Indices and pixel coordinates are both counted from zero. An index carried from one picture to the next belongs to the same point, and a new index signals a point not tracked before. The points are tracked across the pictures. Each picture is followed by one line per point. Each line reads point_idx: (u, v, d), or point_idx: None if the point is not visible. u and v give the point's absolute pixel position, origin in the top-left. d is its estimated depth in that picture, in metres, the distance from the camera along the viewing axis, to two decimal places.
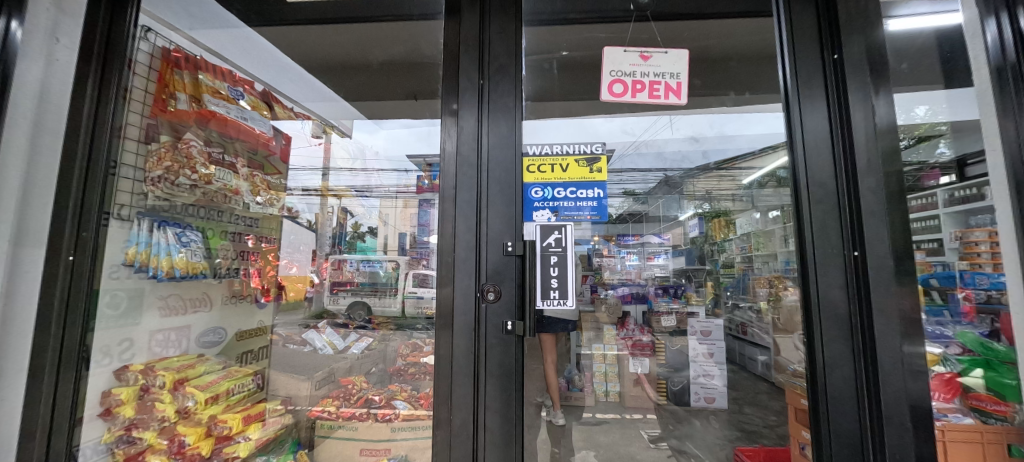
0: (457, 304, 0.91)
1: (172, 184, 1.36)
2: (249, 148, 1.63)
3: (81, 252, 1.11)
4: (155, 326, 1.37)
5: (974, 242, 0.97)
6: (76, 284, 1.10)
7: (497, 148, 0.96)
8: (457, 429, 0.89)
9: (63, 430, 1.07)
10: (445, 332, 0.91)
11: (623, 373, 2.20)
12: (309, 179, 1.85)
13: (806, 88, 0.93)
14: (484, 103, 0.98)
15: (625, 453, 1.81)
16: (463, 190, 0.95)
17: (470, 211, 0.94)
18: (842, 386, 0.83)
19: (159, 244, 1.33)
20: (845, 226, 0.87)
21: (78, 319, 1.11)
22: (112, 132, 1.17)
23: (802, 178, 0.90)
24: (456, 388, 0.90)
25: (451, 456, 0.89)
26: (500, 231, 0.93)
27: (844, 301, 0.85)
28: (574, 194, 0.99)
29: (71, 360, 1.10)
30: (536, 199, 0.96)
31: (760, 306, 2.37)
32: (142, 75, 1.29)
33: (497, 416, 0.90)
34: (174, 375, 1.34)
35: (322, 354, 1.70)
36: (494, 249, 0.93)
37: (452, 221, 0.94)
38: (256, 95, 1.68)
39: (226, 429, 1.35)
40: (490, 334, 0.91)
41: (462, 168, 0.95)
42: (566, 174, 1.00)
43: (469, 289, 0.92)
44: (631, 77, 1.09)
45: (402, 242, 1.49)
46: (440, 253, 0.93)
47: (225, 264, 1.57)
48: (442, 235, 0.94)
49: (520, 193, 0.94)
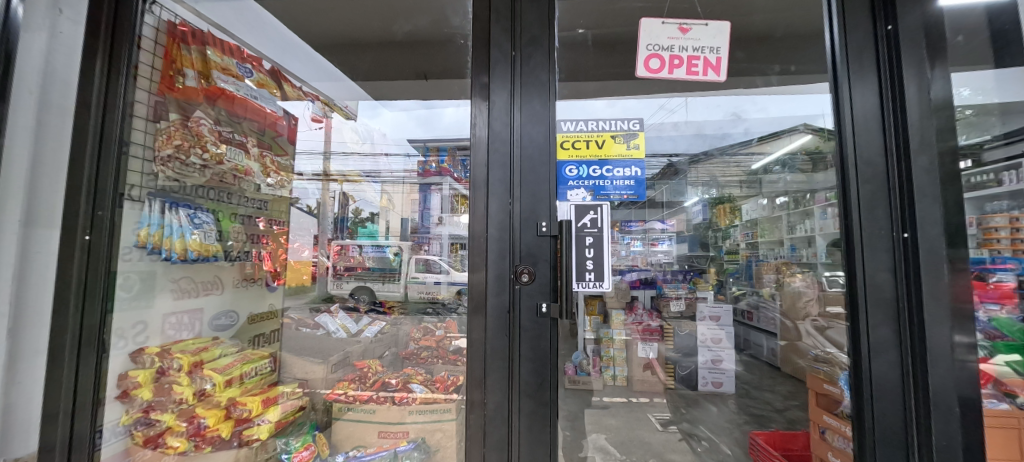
0: (491, 287, 0.89)
1: (183, 163, 1.31)
2: (259, 128, 1.58)
3: (96, 232, 1.08)
4: (168, 309, 1.36)
5: (993, 228, 0.91)
6: (93, 266, 1.08)
7: (527, 126, 0.92)
8: (491, 414, 0.88)
9: (85, 412, 1.06)
10: (478, 316, 0.89)
11: (631, 358, 2.39)
12: (311, 165, 1.79)
13: (856, 63, 0.88)
14: (515, 78, 0.93)
15: (634, 436, 2.01)
16: (496, 168, 0.91)
17: (503, 189, 0.90)
18: (886, 371, 0.81)
19: (173, 225, 1.30)
20: (893, 206, 0.83)
21: (97, 293, 1.08)
22: (127, 110, 1.12)
23: (850, 157, 0.86)
24: (490, 372, 0.88)
25: (485, 441, 0.88)
26: (534, 212, 0.89)
27: (890, 285, 0.82)
28: (610, 173, 0.95)
29: (92, 344, 1.08)
30: (571, 178, 0.92)
31: (763, 291, 2.72)
32: (148, 50, 1.23)
33: (531, 402, 0.87)
34: (190, 358, 1.31)
35: (335, 338, 1.66)
36: (528, 230, 0.89)
37: (484, 201, 0.90)
38: (265, 73, 1.63)
39: (247, 412, 1.32)
40: (524, 317, 0.88)
41: (494, 145, 0.91)
42: (602, 151, 0.96)
43: (503, 271, 0.89)
44: (669, 51, 1.02)
45: (403, 227, 1.60)
46: (473, 235, 0.90)
47: (237, 247, 1.54)
48: (474, 215, 0.90)
49: (554, 170, 0.90)
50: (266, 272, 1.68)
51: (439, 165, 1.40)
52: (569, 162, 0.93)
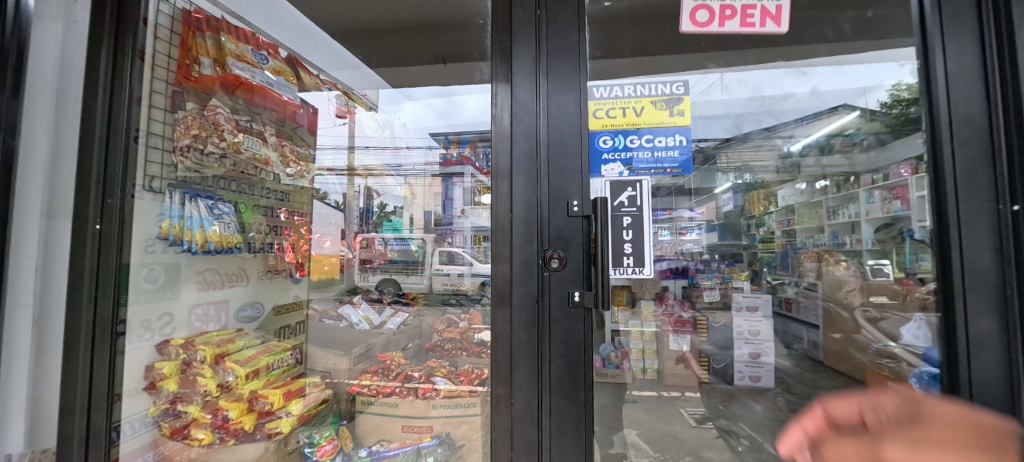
0: (517, 275, 0.81)
1: (201, 153, 1.29)
2: (278, 118, 1.56)
3: (106, 222, 1.07)
4: (194, 300, 1.37)
5: None
6: (105, 259, 1.07)
7: (546, 89, 0.81)
8: (518, 414, 0.80)
9: (100, 407, 1.06)
10: (502, 308, 0.81)
11: (663, 352, 2.06)
12: (333, 160, 1.77)
13: (949, 6, 0.75)
14: (541, 39, 0.83)
15: (666, 432, 1.92)
16: (520, 141, 0.82)
17: (529, 165, 0.81)
18: (989, 373, 0.70)
19: (192, 216, 1.29)
20: (998, 176, 0.71)
21: (109, 293, 1.08)
22: (135, 99, 1.12)
23: (943, 116, 0.74)
24: (517, 369, 0.80)
25: (512, 443, 0.80)
26: (565, 189, 0.80)
27: (994, 267, 0.70)
28: (650, 143, 0.86)
29: (105, 335, 1.08)
30: (605, 150, 0.83)
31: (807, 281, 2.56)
32: (164, 39, 1.24)
33: (563, 401, 0.79)
34: (214, 350, 1.31)
35: (358, 330, 1.65)
36: (557, 210, 0.80)
37: (508, 179, 0.82)
38: (282, 60, 1.57)
39: (268, 404, 1.31)
40: (554, 307, 0.80)
41: (519, 115, 0.82)
42: (641, 118, 0.86)
43: (530, 257, 0.80)
44: (720, 1, 0.90)
45: (428, 219, 1.53)
46: (496, 217, 0.82)
47: (259, 238, 1.53)
48: (498, 195, 0.82)
49: (586, 142, 0.81)
50: (289, 263, 1.69)
51: (460, 153, 1.33)
52: (602, 136, 0.83)
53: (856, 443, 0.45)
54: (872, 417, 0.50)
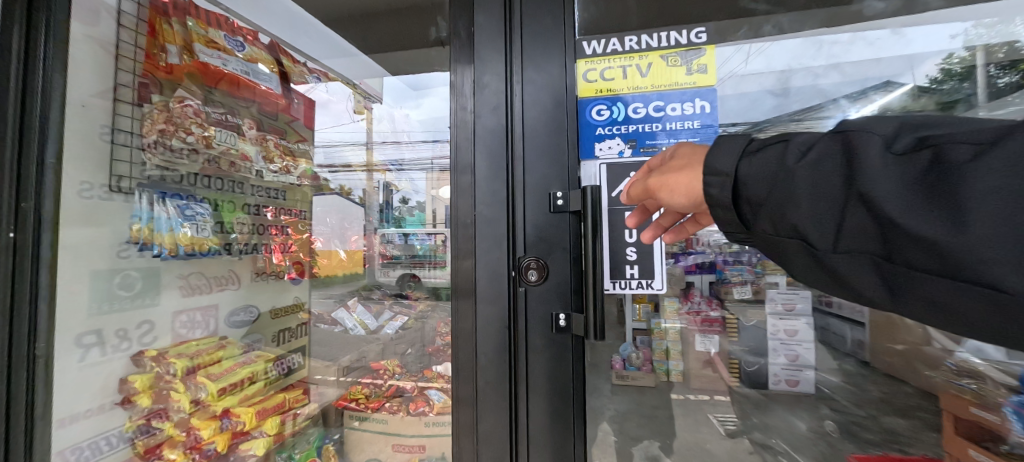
0: (482, 247, 1.08)
1: (169, 148, 1.22)
2: (266, 111, 1.47)
3: (19, 228, 1.07)
4: (178, 306, 1.29)
5: None
6: (19, 263, 1.07)
7: (531, 87, 1.07)
8: (488, 370, 1.08)
9: (23, 428, 1.05)
10: (467, 298, 1.09)
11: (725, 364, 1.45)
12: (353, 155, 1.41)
13: None
14: (506, 47, 1.09)
15: None
16: (487, 123, 1.09)
17: (499, 147, 1.08)
18: None
19: (161, 218, 1.21)
20: None
21: (24, 301, 1.05)
22: (90, 101, 1.13)
23: None
24: (489, 342, 1.08)
25: (479, 399, 1.08)
26: (538, 170, 1.06)
27: None
28: (660, 101, 1.00)
29: (20, 353, 1.05)
30: (606, 115, 1.03)
31: None
32: (129, 27, 1.19)
33: (542, 358, 1.07)
34: (186, 363, 1.23)
35: (355, 336, 1.39)
36: (535, 192, 1.06)
37: (474, 155, 1.10)
38: (261, 47, 1.39)
39: (240, 424, 1.26)
40: (532, 297, 1.06)
41: (485, 105, 1.09)
42: (647, 79, 1.01)
43: (496, 246, 1.07)
44: None
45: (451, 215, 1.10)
46: (467, 204, 1.09)
47: (242, 240, 1.42)
48: (468, 168, 1.10)
49: (584, 111, 1.04)
50: (288, 262, 1.53)
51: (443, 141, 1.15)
52: (614, 105, 1.02)
53: (643, 183, 0.63)
54: (656, 163, 0.68)
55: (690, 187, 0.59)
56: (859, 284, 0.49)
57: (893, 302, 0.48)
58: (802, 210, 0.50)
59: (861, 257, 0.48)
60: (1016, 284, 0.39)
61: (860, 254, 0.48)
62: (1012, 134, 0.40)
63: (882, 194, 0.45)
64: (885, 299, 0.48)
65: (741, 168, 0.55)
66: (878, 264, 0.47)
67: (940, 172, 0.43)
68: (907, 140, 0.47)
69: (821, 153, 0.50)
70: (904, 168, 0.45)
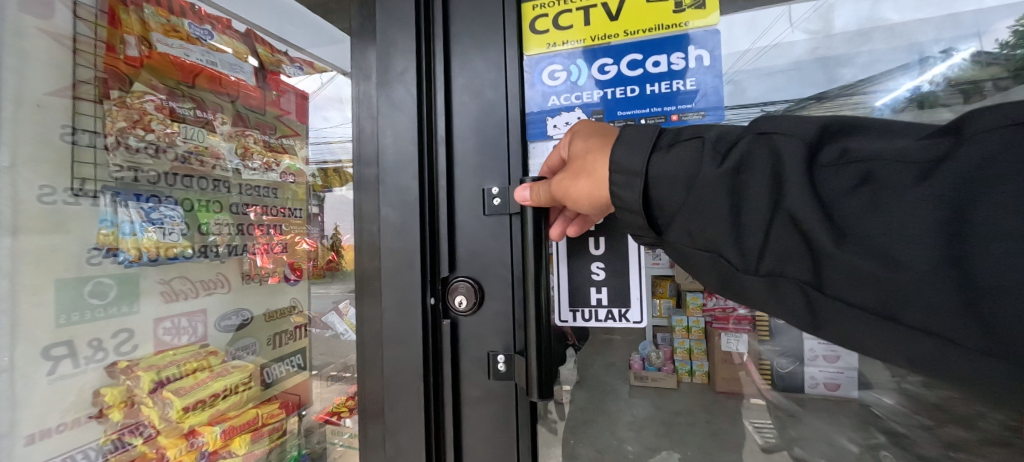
0: (397, 248, 1.09)
1: (129, 148, 1.15)
2: (248, 104, 1.38)
3: None
4: (158, 313, 1.24)
5: None
6: None
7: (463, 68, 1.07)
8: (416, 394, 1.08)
9: None
10: (373, 295, 1.12)
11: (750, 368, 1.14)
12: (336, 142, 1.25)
13: None
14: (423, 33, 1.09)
15: None
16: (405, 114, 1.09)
17: (411, 139, 1.09)
18: None
19: (125, 223, 1.15)
20: None
21: None
22: (46, 99, 1.04)
23: None
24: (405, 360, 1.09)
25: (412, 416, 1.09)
26: (473, 168, 1.07)
27: None
28: (640, 42, 0.93)
29: None
30: (569, 61, 0.99)
31: None
32: (87, 19, 1.11)
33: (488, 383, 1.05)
34: (155, 376, 1.19)
35: (344, 341, 1.25)
36: (476, 186, 1.07)
37: (392, 143, 1.10)
38: (236, 37, 1.35)
39: (204, 445, 1.23)
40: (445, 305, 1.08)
41: (406, 96, 1.09)
42: (629, 16, 0.94)
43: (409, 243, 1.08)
44: None
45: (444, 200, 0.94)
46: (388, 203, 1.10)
47: (223, 241, 1.35)
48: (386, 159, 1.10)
49: (547, 60, 1.01)
50: (283, 262, 1.43)
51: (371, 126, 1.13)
52: (576, 63, 0.98)
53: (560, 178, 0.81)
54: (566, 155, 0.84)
55: (591, 188, 0.74)
56: (787, 300, 0.57)
57: (814, 327, 0.56)
58: (720, 228, 0.60)
59: (779, 276, 0.57)
60: (954, 333, 0.44)
61: (779, 276, 0.57)
62: (946, 160, 0.45)
63: (803, 216, 0.52)
64: (806, 322, 0.56)
65: (651, 169, 0.66)
66: (799, 283, 0.55)
67: (860, 188, 0.50)
68: (831, 152, 0.54)
69: (744, 161, 0.58)
70: (833, 188, 0.52)
